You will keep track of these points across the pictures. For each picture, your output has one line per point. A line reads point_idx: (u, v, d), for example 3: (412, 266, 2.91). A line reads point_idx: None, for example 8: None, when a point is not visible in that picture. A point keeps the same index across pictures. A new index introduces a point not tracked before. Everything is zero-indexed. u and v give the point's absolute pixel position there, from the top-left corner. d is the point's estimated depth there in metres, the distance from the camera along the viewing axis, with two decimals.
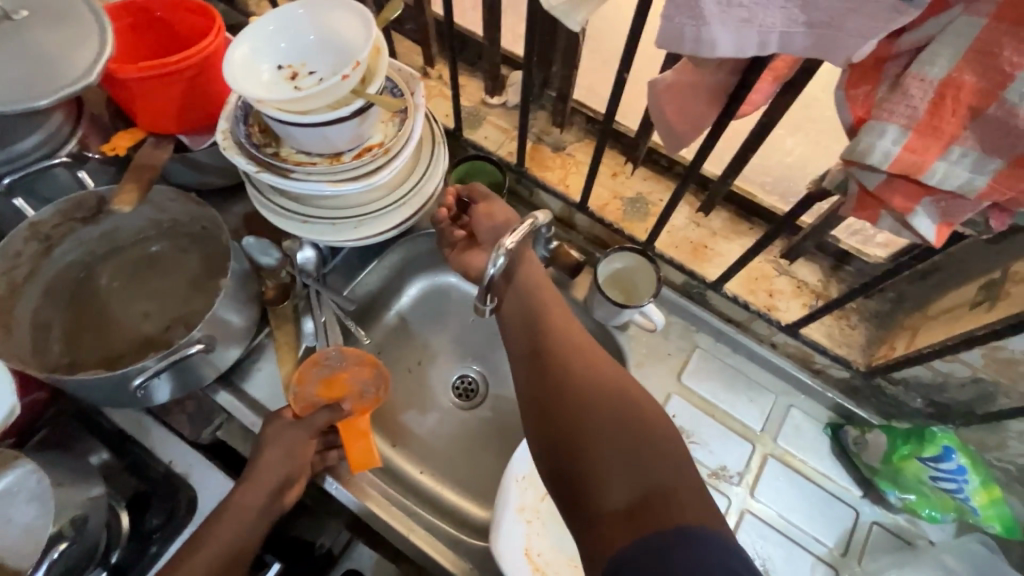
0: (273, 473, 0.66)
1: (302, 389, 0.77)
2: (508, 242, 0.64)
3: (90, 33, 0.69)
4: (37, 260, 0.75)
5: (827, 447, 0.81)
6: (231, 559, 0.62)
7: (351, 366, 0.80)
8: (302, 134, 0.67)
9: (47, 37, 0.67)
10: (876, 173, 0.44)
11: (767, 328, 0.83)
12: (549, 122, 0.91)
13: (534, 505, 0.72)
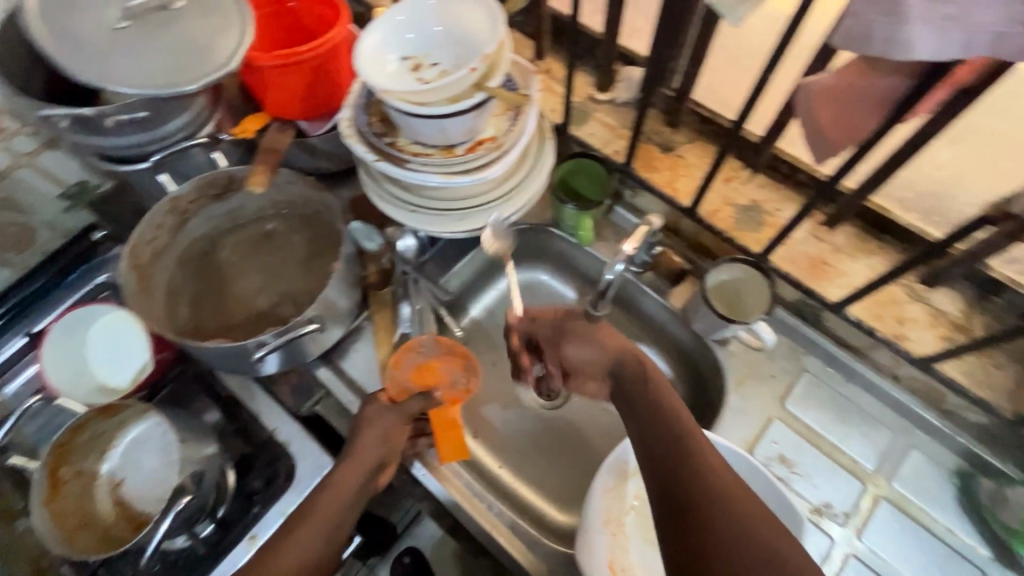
0: (371, 455, 0.67)
1: (396, 373, 0.77)
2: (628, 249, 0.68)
3: (234, 22, 0.73)
4: (173, 232, 0.82)
5: (952, 497, 0.73)
6: (329, 540, 0.63)
7: (442, 356, 0.79)
8: (421, 126, 0.68)
9: (195, 25, 0.72)
10: None
11: (892, 358, 0.75)
12: (661, 122, 0.87)
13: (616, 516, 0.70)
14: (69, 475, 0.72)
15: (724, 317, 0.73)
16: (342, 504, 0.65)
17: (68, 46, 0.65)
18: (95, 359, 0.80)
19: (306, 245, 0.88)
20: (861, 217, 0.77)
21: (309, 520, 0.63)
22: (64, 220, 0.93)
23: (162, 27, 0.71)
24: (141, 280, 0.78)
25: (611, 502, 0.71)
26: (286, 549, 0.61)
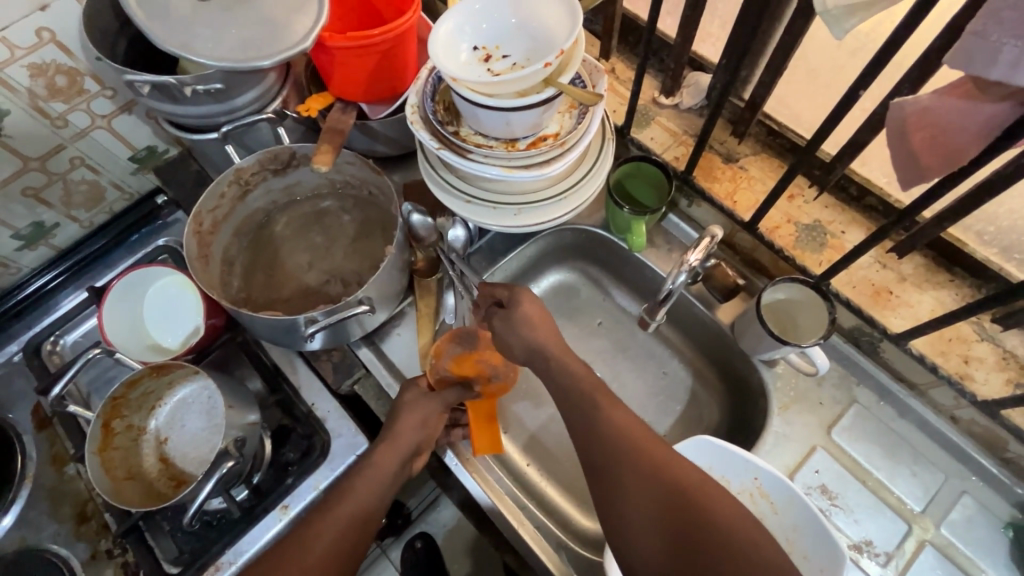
0: (409, 439, 0.69)
1: (437, 363, 0.79)
2: (692, 261, 0.67)
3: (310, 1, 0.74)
4: (234, 202, 0.84)
5: (1004, 550, 0.69)
6: (363, 518, 0.64)
7: (481, 348, 0.81)
8: (487, 118, 0.67)
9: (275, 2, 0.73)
10: None
11: (954, 398, 0.71)
12: (725, 131, 0.84)
13: None
14: (119, 427, 0.74)
15: (778, 338, 0.71)
16: (382, 483, 0.67)
17: (155, 14, 0.67)
18: (153, 322, 0.85)
19: (359, 227, 0.89)
20: (933, 247, 0.73)
21: (347, 496, 0.65)
22: (131, 182, 0.97)
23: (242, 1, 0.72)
24: (200, 247, 0.80)
25: None
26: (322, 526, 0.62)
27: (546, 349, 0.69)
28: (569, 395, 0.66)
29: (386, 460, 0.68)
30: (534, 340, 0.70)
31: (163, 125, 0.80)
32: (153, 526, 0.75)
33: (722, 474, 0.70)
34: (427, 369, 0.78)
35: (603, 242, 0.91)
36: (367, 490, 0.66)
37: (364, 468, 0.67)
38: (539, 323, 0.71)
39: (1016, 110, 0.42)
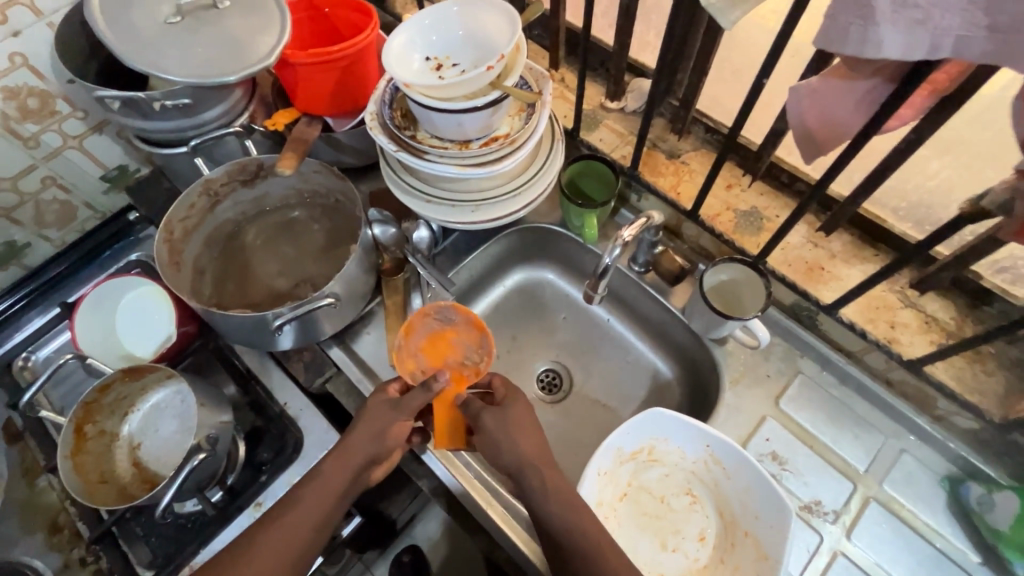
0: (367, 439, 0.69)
1: (408, 342, 0.80)
2: (625, 235, 0.72)
3: (274, 21, 0.80)
4: (204, 213, 0.87)
5: (942, 502, 0.74)
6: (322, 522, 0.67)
7: (459, 326, 0.82)
8: (440, 120, 0.73)
9: (240, 23, 0.78)
10: None
11: (885, 361, 0.76)
12: (666, 130, 0.91)
13: (610, 502, 0.74)
14: (92, 432, 0.75)
15: (721, 314, 0.77)
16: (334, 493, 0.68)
17: (125, 35, 0.72)
18: (126, 334, 0.86)
19: (328, 233, 0.93)
20: (856, 225, 0.80)
21: (300, 508, 0.66)
22: (103, 202, 0.99)
23: (209, 22, 0.77)
24: (171, 255, 0.83)
25: (602, 488, 0.73)
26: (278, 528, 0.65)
27: (536, 471, 0.66)
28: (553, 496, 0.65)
29: (338, 469, 0.69)
30: (520, 451, 0.68)
31: (133, 141, 0.84)
32: (125, 530, 0.76)
33: (677, 442, 0.75)
34: (398, 350, 0.80)
35: (561, 239, 0.97)
36: (317, 504, 0.67)
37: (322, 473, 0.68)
38: (522, 432, 0.69)
39: (885, 85, 0.49)
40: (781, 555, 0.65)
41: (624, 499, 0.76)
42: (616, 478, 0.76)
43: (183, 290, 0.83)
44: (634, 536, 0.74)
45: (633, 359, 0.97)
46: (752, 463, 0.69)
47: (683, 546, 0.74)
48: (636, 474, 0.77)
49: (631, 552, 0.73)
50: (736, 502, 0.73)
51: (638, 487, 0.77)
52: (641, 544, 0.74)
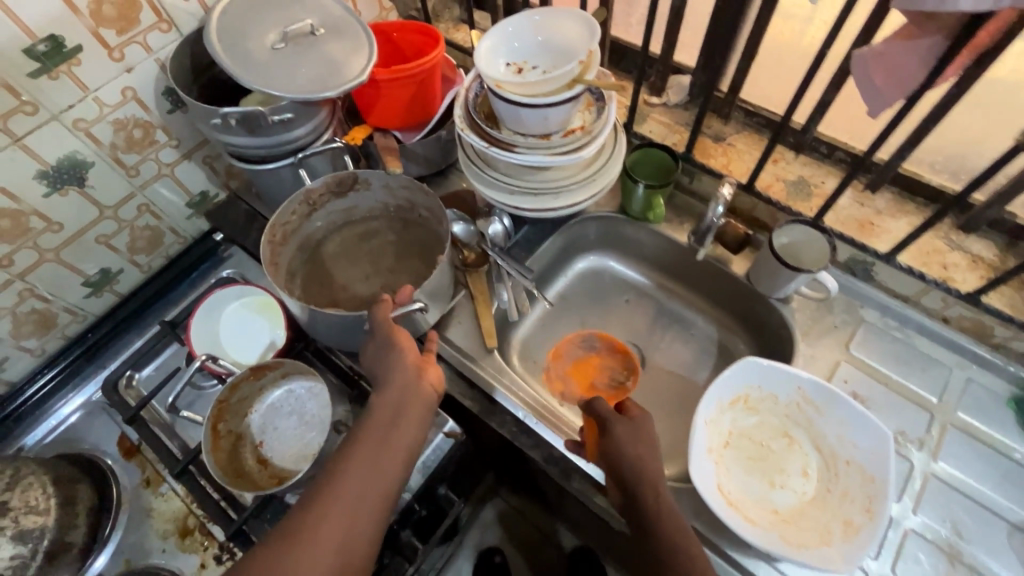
0: (397, 388, 0.68)
1: (557, 364, 1.02)
2: (727, 194, 0.83)
3: (362, 46, 0.88)
4: (300, 218, 0.93)
5: (1013, 421, 0.81)
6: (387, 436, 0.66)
7: (602, 352, 1.03)
8: (527, 115, 0.81)
9: (335, 48, 0.87)
10: None
11: (942, 299, 0.85)
12: (710, 117, 1.01)
13: (717, 448, 0.82)
14: (223, 431, 0.79)
15: (794, 268, 0.84)
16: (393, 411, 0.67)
17: (240, 60, 0.80)
18: (229, 342, 0.91)
19: (405, 239, 0.99)
20: (897, 182, 0.89)
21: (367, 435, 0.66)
22: (186, 227, 1.05)
23: (308, 48, 0.85)
24: (272, 255, 0.90)
25: (710, 434, 0.81)
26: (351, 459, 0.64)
27: (645, 481, 0.68)
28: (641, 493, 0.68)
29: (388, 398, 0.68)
30: (636, 462, 0.69)
31: (236, 160, 0.91)
32: (255, 529, 0.76)
33: (768, 387, 0.83)
34: (548, 369, 1.02)
35: (626, 228, 1.04)
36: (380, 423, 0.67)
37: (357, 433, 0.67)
38: (640, 453, 0.70)
39: (943, 42, 0.58)
40: (889, 471, 0.73)
41: (728, 446, 0.83)
42: (718, 427, 0.83)
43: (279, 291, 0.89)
44: (745, 478, 0.80)
45: (700, 331, 1.05)
46: (845, 398, 0.77)
47: (790, 483, 0.80)
48: (735, 423, 0.85)
49: (744, 492, 0.79)
50: (832, 435, 0.80)
51: (738, 434, 0.84)
52: (752, 484, 0.80)
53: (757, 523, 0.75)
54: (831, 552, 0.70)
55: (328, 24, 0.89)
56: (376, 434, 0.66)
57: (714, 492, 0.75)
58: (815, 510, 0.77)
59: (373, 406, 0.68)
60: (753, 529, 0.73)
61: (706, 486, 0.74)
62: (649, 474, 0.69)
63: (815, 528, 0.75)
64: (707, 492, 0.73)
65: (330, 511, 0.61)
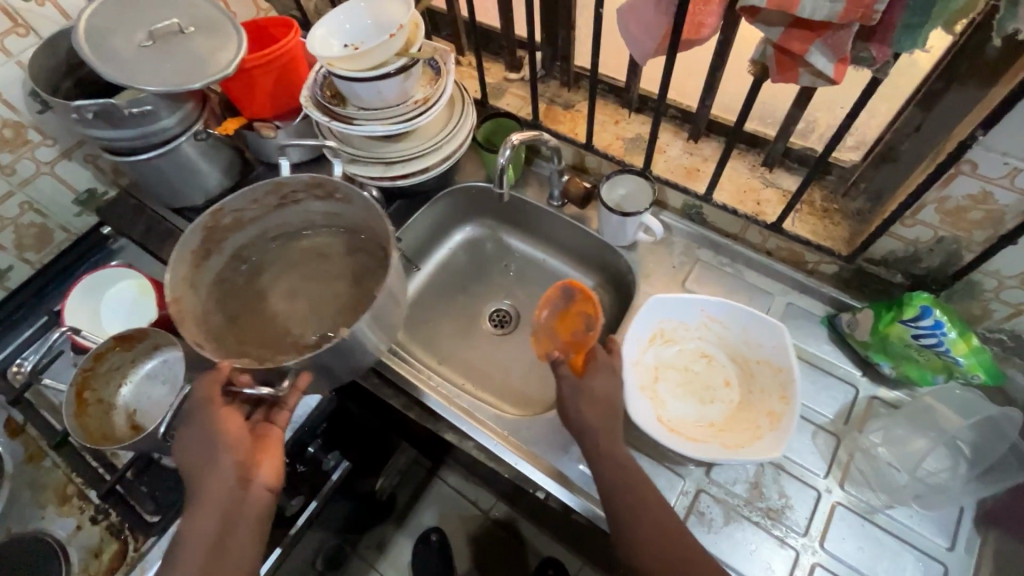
0: (218, 506, 0.64)
1: (543, 323, 0.88)
2: (513, 137, 0.88)
3: (230, 42, 0.94)
4: (267, 209, 0.93)
5: (825, 335, 0.89)
6: (216, 546, 0.63)
7: (576, 301, 0.85)
8: (362, 90, 0.88)
9: (200, 43, 0.93)
10: (814, 51, 0.56)
11: (759, 232, 0.93)
12: (560, 88, 1.09)
13: (650, 386, 0.86)
14: (91, 399, 0.85)
15: (620, 214, 0.91)
16: (213, 523, 0.63)
17: (106, 58, 0.85)
18: (109, 324, 0.97)
19: (366, 276, 0.95)
20: (719, 131, 0.97)
21: (187, 549, 0.62)
22: (75, 223, 1.11)
23: (175, 46, 0.91)
24: (212, 239, 0.88)
25: (638, 373, 0.85)
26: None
27: (601, 439, 0.69)
28: (614, 463, 0.68)
29: (205, 514, 0.64)
30: (585, 420, 0.70)
31: (107, 154, 0.96)
32: (132, 490, 0.83)
33: (678, 317, 0.88)
34: (536, 330, 0.89)
35: (488, 193, 1.11)
36: (199, 540, 0.62)
37: (185, 538, 0.63)
38: (595, 414, 0.70)
39: None
40: (791, 359, 0.79)
41: (658, 379, 0.86)
42: (643, 364, 0.87)
43: (200, 293, 0.88)
44: (680, 406, 0.84)
45: None
46: (743, 307, 0.84)
47: (718, 396, 0.86)
48: (657, 358, 0.89)
49: (682, 417, 0.84)
50: (740, 342, 0.86)
51: (665, 367, 0.88)
52: (687, 407, 0.84)
53: (698, 440, 0.80)
54: (761, 444, 0.76)
55: (197, 22, 0.94)
56: (202, 547, 0.62)
57: (653, 423, 0.79)
58: (742, 414, 0.83)
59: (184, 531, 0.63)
60: (695, 446, 0.77)
61: (647, 419, 0.79)
62: (609, 436, 0.69)
63: (748, 427, 0.81)
64: (647, 422, 0.78)
65: None
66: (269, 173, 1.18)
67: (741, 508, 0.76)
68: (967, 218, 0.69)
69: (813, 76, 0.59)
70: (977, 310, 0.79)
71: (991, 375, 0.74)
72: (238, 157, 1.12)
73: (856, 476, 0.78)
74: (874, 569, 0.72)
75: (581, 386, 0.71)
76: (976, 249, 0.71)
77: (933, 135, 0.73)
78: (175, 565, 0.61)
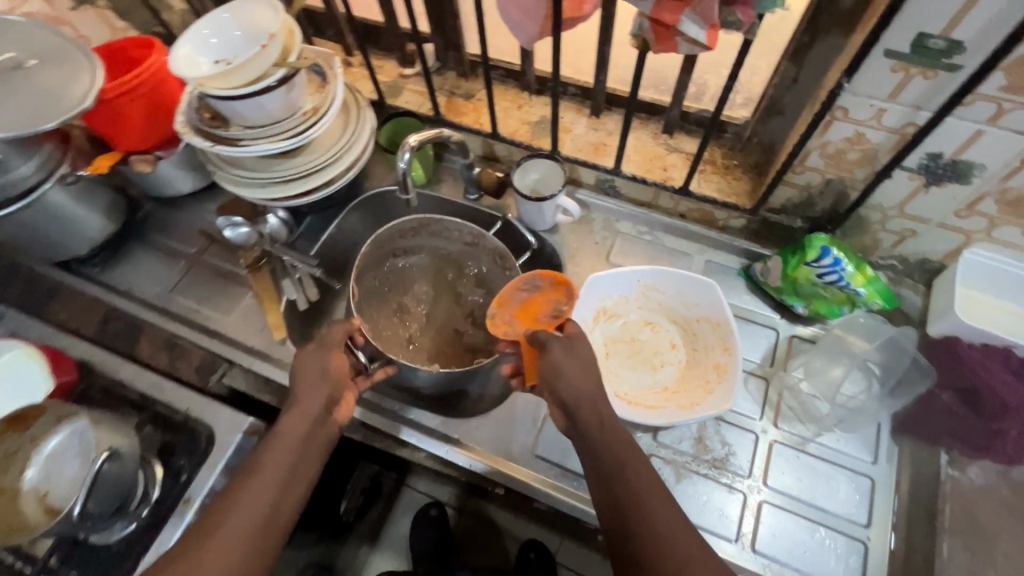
0: (304, 432, 0.67)
1: (501, 311, 0.82)
2: (409, 140, 0.82)
3: (81, 71, 0.84)
4: (461, 246, 0.94)
5: (744, 286, 0.93)
6: (287, 478, 0.63)
7: (545, 289, 0.82)
8: (243, 108, 0.82)
9: (44, 77, 0.83)
10: (688, 23, 0.57)
11: (670, 198, 0.96)
12: (457, 78, 1.06)
13: (603, 362, 0.85)
14: None
15: (536, 199, 0.91)
16: (290, 451, 0.65)
17: None
18: None
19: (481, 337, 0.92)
20: (619, 104, 0.98)
21: (260, 472, 0.62)
22: None
23: (14, 84, 0.81)
24: (416, 228, 0.93)
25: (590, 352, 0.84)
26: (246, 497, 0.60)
27: (594, 410, 0.66)
28: (614, 435, 0.64)
29: (297, 423, 0.67)
30: (579, 386, 0.68)
31: None
32: None
33: (616, 292, 0.88)
34: (490, 316, 0.82)
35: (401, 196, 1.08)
36: (276, 463, 0.64)
37: (276, 442, 0.66)
38: (590, 390, 0.68)
39: None
40: (726, 312, 0.82)
41: (609, 355, 0.86)
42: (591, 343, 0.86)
43: (381, 250, 0.93)
44: (632, 376, 0.84)
45: None
46: (675, 270, 0.86)
47: (667, 359, 0.87)
48: (605, 334, 0.88)
49: (635, 387, 0.84)
50: (679, 304, 0.88)
51: (612, 342, 0.88)
52: (639, 377, 0.85)
53: (657, 407, 0.80)
54: (714, 398, 0.78)
55: (38, 54, 0.84)
56: (281, 466, 0.63)
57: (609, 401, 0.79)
58: (691, 372, 0.85)
59: (278, 434, 0.66)
60: (649, 416, 0.78)
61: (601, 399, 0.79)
62: (605, 416, 0.66)
63: (698, 384, 0.83)
64: None
65: (221, 536, 0.57)
66: (160, 208, 1.09)
67: (689, 464, 0.80)
68: (846, 160, 0.74)
69: (689, 44, 0.60)
70: (868, 241, 0.85)
71: (888, 300, 0.79)
72: (120, 196, 1.02)
73: (787, 413, 0.83)
74: (813, 495, 0.78)
75: (576, 355, 0.70)
76: (859, 186, 0.77)
77: (809, 85, 0.77)
78: (264, 461, 0.64)
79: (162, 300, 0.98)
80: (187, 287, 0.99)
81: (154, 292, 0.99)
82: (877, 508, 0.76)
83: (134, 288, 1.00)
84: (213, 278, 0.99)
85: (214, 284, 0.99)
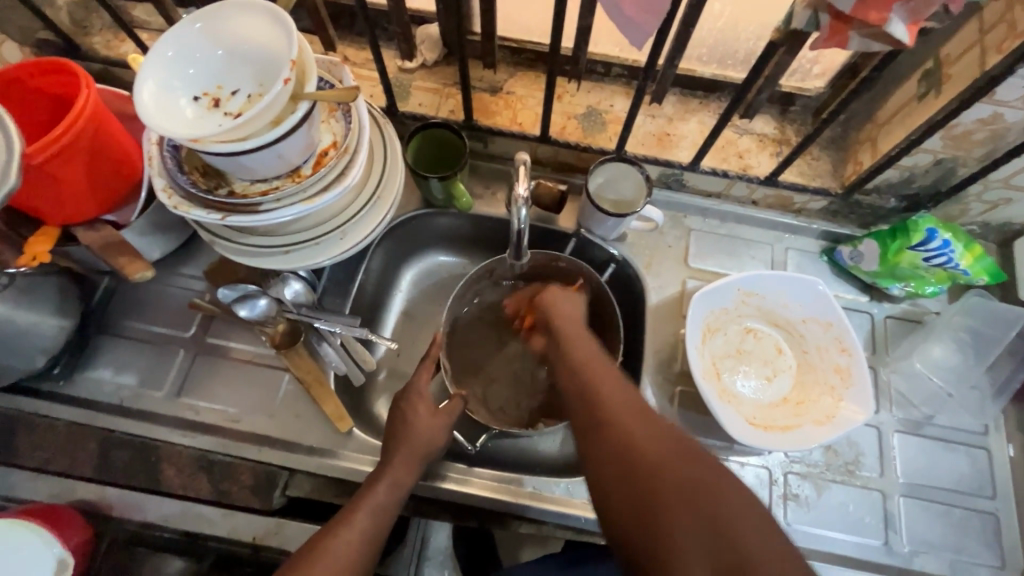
0: (406, 473, 0.67)
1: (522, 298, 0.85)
2: (523, 190, 0.64)
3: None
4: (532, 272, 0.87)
5: (829, 271, 0.89)
6: (381, 527, 0.63)
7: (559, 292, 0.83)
8: (255, 162, 0.60)
9: None
10: (894, 25, 0.51)
11: (746, 187, 0.87)
12: (478, 67, 0.88)
13: (720, 385, 0.79)
14: None
15: (616, 215, 0.78)
16: (391, 508, 0.64)
17: None
18: None
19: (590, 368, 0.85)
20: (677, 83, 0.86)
21: (363, 514, 0.62)
22: None
23: None
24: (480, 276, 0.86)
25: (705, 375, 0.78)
26: (336, 546, 0.59)
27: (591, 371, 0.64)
28: (621, 393, 0.61)
29: (407, 464, 0.67)
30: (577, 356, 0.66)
31: None
32: None
33: (717, 305, 0.81)
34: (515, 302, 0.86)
35: (433, 219, 0.91)
36: (381, 508, 0.64)
37: (380, 484, 0.65)
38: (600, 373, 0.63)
39: None
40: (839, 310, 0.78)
41: (722, 375, 0.80)
42: (703, 366, 0.79)
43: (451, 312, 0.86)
44: (751, 395, 0.79)
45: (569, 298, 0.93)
46: (780, 273, 0.79)
47: (778, 367, 0.82)
48: (711, 352, 0.81)
49: (757, 406, 0.79)
50: (782, 307, 0.82)
51: (721, 359, 0.81)
52: (759, 393, 0.79)
53: (791, 427, 0.76)
54: (848, 408, 0.75)
55: None
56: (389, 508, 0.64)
57: (746, 432, 0.73)
58: (806, 377, 0.81)
59: (391, 472, 0.66)
60: (788, 441, 0.73)
61: (739, 432, 0.73)
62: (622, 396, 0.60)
63: (820, 390, 0.79)
64: (740, 433, 0.73)
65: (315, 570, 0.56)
66: (122, 282, 0.84)
67: (825, 474, 0.78)
68: (970, 139, 0.69)
69: (872, 39, 0.53)
70: (957, 211, 0.82)
71: (993, 275, 0.79)
72: (69, 281, 0.77)
73: (899, 400, 0.82)
74: (943, 479, 0.78)
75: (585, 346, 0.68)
76: (971, 164, 0.73)
77: (920, 56, 0.70)
78: (367, 500, 0.63)
79: (168, 407, 0.77)
80: (197, 382, 0.79)
81: (151, 396, 0.78)
82: (1000, 479, 0.78)
83: (122, 395, 0.78)
84: (231, 366, 0.80)
85: (232, 374, 0.79)
